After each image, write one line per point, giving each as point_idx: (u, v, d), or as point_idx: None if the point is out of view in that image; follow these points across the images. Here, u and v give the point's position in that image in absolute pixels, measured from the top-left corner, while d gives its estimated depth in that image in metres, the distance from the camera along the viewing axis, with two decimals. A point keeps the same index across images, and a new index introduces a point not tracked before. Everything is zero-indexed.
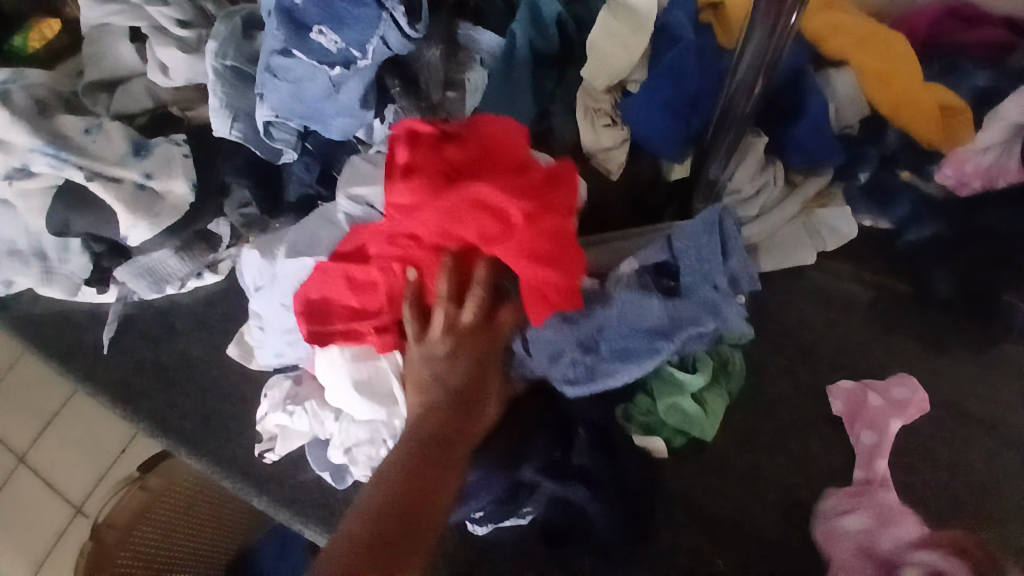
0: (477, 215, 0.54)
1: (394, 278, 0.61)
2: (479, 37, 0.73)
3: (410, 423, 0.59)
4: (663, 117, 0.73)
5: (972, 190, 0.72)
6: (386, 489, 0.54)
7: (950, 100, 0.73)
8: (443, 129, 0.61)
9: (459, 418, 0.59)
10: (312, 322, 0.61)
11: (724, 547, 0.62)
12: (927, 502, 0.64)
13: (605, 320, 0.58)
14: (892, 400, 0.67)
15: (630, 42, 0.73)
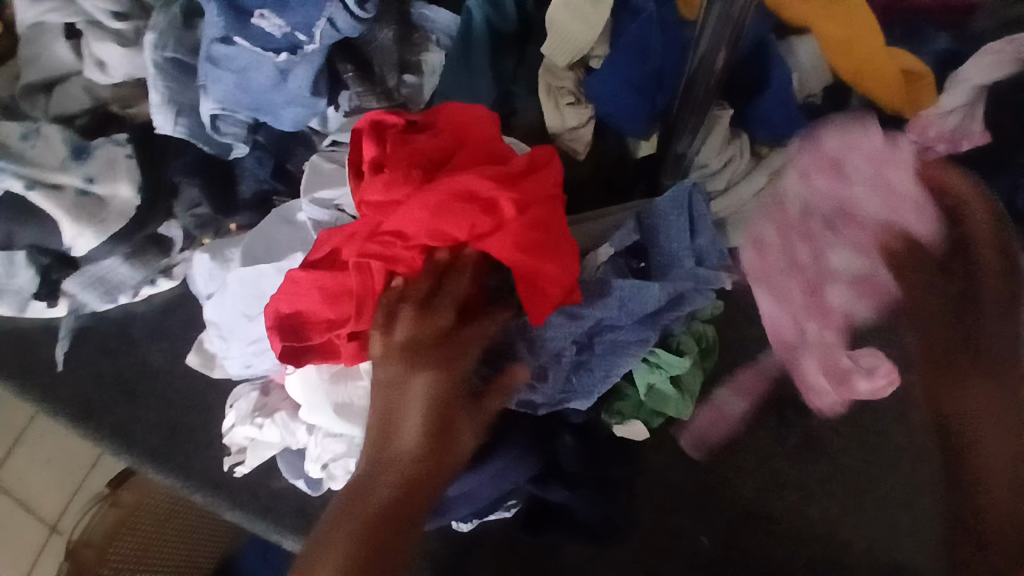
0: (464, 209, 0.48)
1: (372, 279, 0.51)
2: (433, 17, 0.69)
3: (376, 459, 0.50)
4: (627, 95, 0.71)
5: (937, 154, 0.70)
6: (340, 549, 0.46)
7: (912, 64, 0.72)
8: (410, 121, 0.56)
9: (434, 449, 0.50)
10: (288, 339, 0.53)
11: (708, 524, 0.61)
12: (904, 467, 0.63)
13: (603, 317, 0.57)
14: (861, 366, 0.64)
15: (591, 16, 0.69)
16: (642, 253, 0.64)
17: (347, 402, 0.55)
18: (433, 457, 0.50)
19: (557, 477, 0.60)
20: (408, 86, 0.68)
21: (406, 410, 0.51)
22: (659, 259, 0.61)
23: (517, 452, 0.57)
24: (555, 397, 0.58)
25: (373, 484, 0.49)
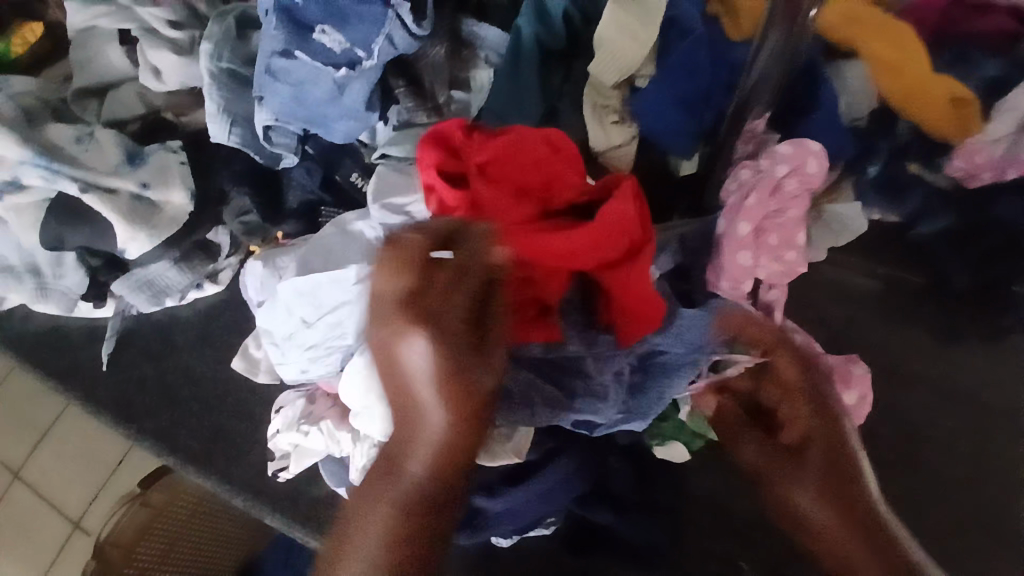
0: (575, 235, 0.53)
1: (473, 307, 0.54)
2: (483, 34, 0.70)
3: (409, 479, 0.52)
4: (675, 115, 0.71)
5: (983, 182, 0.70)
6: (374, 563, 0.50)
7: (961, 90, 0.70)
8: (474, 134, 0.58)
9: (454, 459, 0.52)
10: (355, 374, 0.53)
11: (750, 547, 0.64)
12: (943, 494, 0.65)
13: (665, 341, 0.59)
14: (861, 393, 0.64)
15: (640, 37, 0.70)
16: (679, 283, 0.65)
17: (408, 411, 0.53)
18: (453, 459, 0.52)
19: (603, 500, 0.64)
20: (456, 102, 0.70)
21: (429, 416, 0.52)
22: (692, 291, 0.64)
23: (570, 468, 0.62)
24: (615, 420, 0.60)
25: (404, 471, 0.52)
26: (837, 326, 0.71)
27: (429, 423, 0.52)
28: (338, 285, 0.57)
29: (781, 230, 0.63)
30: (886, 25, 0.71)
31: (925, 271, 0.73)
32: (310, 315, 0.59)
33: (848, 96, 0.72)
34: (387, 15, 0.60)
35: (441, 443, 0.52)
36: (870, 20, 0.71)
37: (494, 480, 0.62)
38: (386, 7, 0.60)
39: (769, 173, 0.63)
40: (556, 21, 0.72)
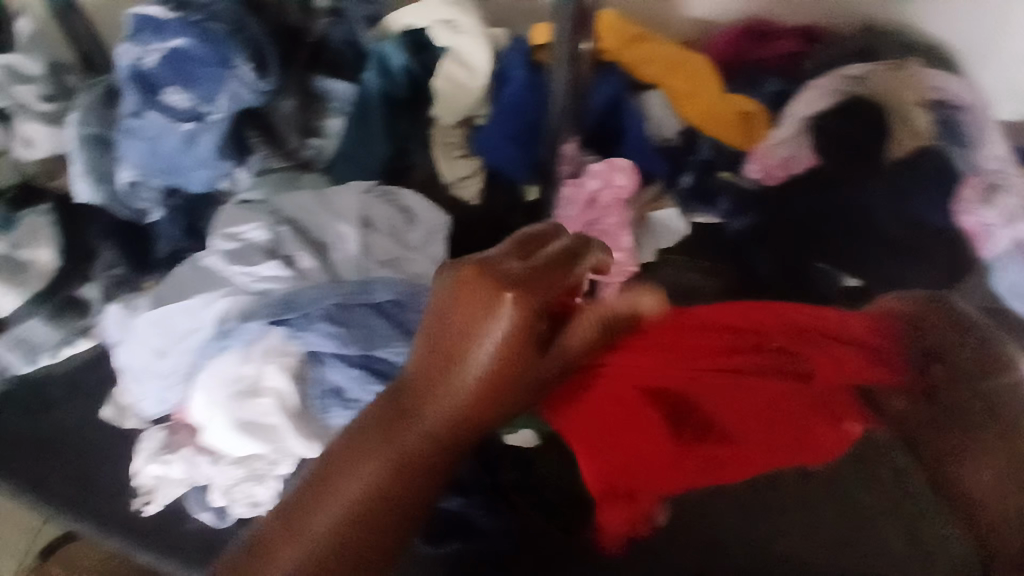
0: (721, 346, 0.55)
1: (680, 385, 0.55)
2: (333, 87, 0.80)
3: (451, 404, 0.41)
4: (508, 147, 0.81)
5: (777, 179, 0.83)
6: (409, 454, 0.41)
7: (747, 106, 0.86)
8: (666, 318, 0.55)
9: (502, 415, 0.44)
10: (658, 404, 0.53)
11: None
12: None
13: None
14: None
15: (470, 85, 0.82)
16: None
17: (254, 420, 0.55)
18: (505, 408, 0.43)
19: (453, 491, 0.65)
20: (312, 148, 0.79)
21: (502, 315, 0.39)
22: None
23: None
24: None
25: (450, 393, 0.41)
26: None
27: (479, 349, 0.40)
28: (189, 313, 0.61)
29: (605, 235, 0.77)
30: (676, 62, 0.88)
31: (743, 263, 0.82)
32: (164, 345, 0.63)
33: (656, 122, 0.88)
34: (229, 74, 0.68)
35: (477, 390, 0.41)
36: (663, 59, 0.88)
37: None
38: (228, 67, 0.68)
39: (583, 189, 0.79)
40: (397, 73, 0.82)
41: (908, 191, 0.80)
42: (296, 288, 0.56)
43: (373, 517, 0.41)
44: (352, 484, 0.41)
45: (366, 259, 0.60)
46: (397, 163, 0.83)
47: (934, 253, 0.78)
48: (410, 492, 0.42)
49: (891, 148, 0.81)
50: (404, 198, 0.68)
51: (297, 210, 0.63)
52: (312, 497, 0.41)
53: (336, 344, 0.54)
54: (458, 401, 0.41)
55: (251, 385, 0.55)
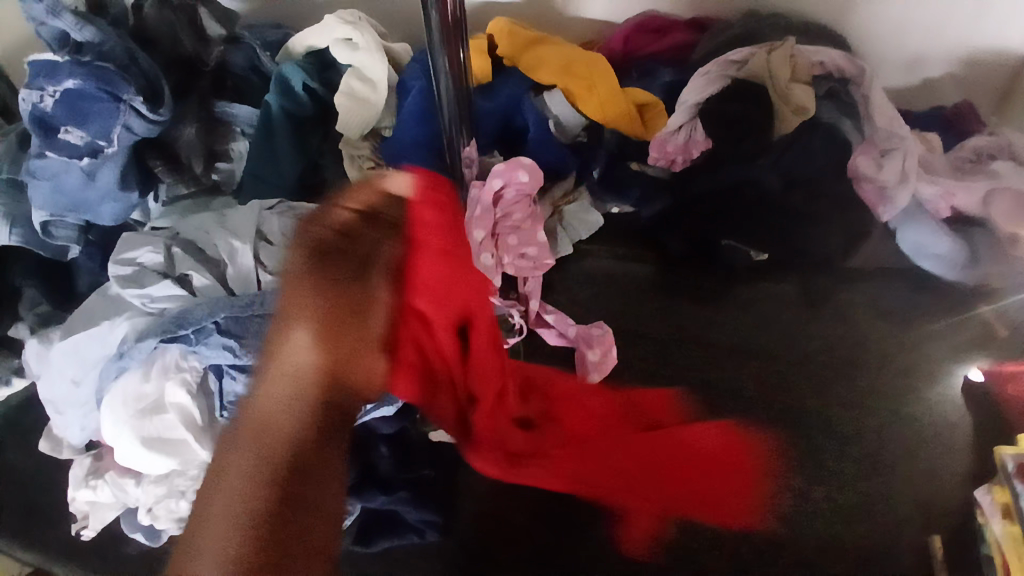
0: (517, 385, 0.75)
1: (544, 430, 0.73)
2: (235, 112, 0.84)
3: (302, 364, 0.56)
4: (417, 154, 0.83)
5: (681, 164, 0.88)
6: (269, 433, 0.54)
7: (642, 97, 0.90)
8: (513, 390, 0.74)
9: (338, 367, 0.57)
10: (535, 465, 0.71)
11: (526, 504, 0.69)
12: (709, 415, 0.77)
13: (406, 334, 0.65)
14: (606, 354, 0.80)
15: (371, 99, 0.85)
16: None
17: (155, 436, 0.59)
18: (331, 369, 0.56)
19: (376, 484, 0.69)
20: (221, 172, 0.84)
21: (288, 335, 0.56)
22: None
23: None
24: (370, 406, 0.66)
25: (294, 364, 0.56)
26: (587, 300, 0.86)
27: (296, 340, 0.56)
28: (97, 340, 0.63)
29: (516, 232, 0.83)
30: (570, 61, 0.90)
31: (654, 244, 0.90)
32: (78, 374, 0.64)
33: (557, 120, 0.91)
34: (120, 108, 0.71)
35: (308, 360, 0.56)
36: (556, 60, 0.90)
37: None
38: (118, 102, 0.71)
39: (487, 189, 0.81)
40: (300, 94, 0.84)
41: (796, 160, 0.86)
42: (187, 306, 0.59)
43: (273, 471, 0.52)
44: (235, 470, 0.53)
45: (259, 272, 0.63)
46: (310, 178, 0.86)
47: (828, 218, 0.86)
48: (292, 447, 0.54)
49: (778, 126, 0.86)
50: (310, 212, 0.70)
51: (196, 232, 0.66)
52: (220, 466, 0.54)
53: (231, 355, 0.58)
54: (301, 368, 0.55)
55: (155, 403, 0.59)
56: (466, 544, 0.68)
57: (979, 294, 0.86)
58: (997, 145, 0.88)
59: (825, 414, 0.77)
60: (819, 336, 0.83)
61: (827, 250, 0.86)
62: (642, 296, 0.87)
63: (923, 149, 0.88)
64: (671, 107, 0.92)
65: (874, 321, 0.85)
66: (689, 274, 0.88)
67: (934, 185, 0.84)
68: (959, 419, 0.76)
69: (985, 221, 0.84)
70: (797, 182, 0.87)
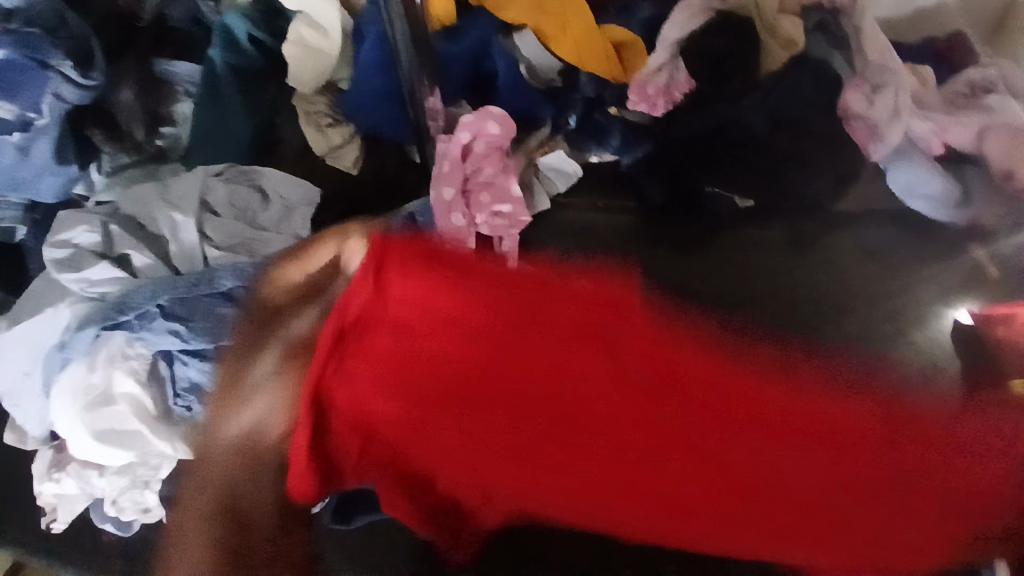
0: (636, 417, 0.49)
1: None
2: (177, 70, 0.77)
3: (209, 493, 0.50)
4: (381, 108, 0.79)
5: (660, 109, 0.84)
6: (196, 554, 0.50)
7: (619, 36, 0.85)
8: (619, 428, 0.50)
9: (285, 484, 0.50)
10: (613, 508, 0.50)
11: None
12: None
13: None
14: None
15: (325, 48, 0.78)
16: None
17: (109, 428, 0.55)
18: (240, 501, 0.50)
19: None
20: (165, 137, 0.76)
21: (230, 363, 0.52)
22: None
23: None
24: None
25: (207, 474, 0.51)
26: None
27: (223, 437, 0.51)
28: (42, 330, 0.58)
29: (490, 189, 0.77)
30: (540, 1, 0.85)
31: (634, 191, 0.83)
32: (29, 364, 0.59)
33: (529, 64, 0.86)
34: (48, 76, 0.65)
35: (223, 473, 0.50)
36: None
37: None
38: (46, 68, 0.65)
39: (455, 143, 0.76)
40: (247, 47, 0.77)
41: (784, 100, 0.81)
42: (129, 289, 0.56)
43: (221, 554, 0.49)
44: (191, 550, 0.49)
45: (205, 246, 0.58)
46: (264, 136, 0.78)
47: (817, 161, 0.81)
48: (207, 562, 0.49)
49: (763, 63, 0.83)
50: (262, 175, 0.65)
51: (137, 207, 0.60)
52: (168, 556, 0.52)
53: (179, 340, 0.54)
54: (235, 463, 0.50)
55: (105, 394, 0.55)
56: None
57: (976, 233, 0.79)
58: (992, 77, 0.83)
59: None
60: (806, 284, 0.78)
61: (817, 194, 0.81)
62: (626, 243, 0.80)
63: (915, 84, 0.83)
64: (650, 45, 0.86)
65: (865, 266, 0.80)
66: (669, 227, 0.81)
67: (926, 122, 0.81)
68: None
69: (978, 158, 0.81)
70: (785, 122, 0.82)
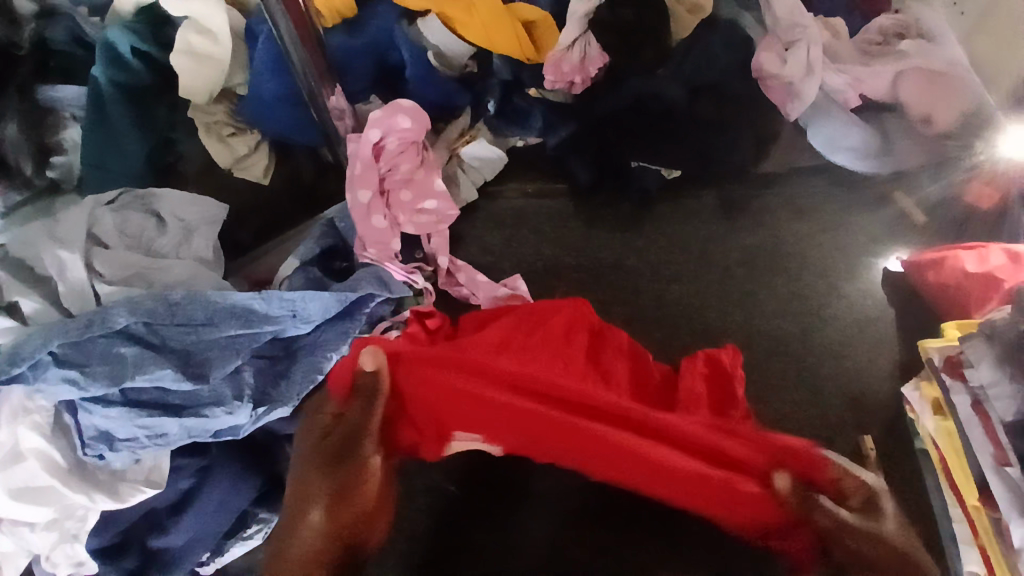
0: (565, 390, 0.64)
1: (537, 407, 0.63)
2: (60, 94, 0.72)
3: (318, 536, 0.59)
4: (285, 113, 0.75)
5: (578, 86, 0.81)
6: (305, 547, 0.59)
7: (528, 14, 0.80)
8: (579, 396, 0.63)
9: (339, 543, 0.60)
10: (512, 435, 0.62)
11: None
12: (650, 334, 0.77)
13: (281, 328, 0.58)
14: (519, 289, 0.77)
15: (217, 54, 0.72)
16: (341, 252, 0.73)
17: (21, 486, 0.52)
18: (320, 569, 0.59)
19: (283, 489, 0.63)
20: (57, 167, 0.71)
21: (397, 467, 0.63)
22: (341, 285, 0.66)
23: (230, 478, 0.60)
24: (257, 415, 0.57)
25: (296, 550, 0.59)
26: (499, 247, 0.82)
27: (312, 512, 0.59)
28: None
29: (411, 185, 0.76)
30: None
31: (564, 174, 0.84)
32: None
33: (437, 50, 0.81)
34: None
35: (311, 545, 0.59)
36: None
37: (163, 515, 0.60)
38: None
39: (365, 142, 0.72)
40: (132, 62, 0.72)
41: (700, 65, 0.79)
42: (18, 339, 0.51)
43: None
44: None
45: (95, 283, 0.55)
46: (160, 157, 0.75)
47: (740, 123, 0.81)
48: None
49: (676, 29, 0.82)
50: (158, 198, 0.62)
51: (23, 248, 0.56)
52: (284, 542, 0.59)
53: (76, 388, 0.50)
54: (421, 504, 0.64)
55: (11, 452, 0.52)
56: (412, 532, 0.63)
57: (895, 180, 0.83)
58: (905, 22, 0.83)
59: (748, 328, 0.77)
60: (739, 245, 0.81)
61: (741, 160, 0.81)
62: (558, 227, 0.83)
63: (827, 36, 0.82)
64: (562, 20, 0.83)
65: (792, 221, 0.82)
66: (603, 204, 0.83)
67: (841, 75, 0.80)
68: (880, 314, 0.77)
69: (896, 106, 0.80)
70: (704, 88, 0.80)
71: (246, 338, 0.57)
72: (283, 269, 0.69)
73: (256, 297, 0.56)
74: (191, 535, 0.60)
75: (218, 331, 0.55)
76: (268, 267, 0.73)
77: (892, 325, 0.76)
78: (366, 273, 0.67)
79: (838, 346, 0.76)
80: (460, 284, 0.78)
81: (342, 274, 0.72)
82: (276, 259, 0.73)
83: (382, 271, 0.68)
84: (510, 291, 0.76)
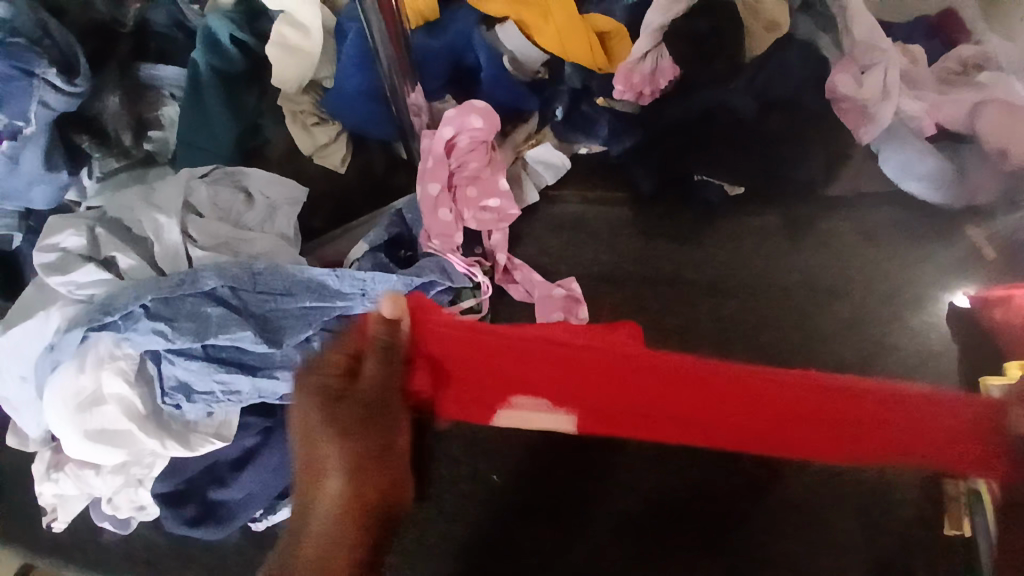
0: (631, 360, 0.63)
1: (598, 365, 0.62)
2: (159, 74, 0.78)
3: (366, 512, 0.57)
4: (366, 107, 0.79)
5: (647, 98, 0.83)
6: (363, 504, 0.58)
7: (602, 25, 0.84)
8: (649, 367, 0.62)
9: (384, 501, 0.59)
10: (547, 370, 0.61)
11: (496, 462, 0.70)
12: (700, 347, 0.77)
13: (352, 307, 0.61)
14: (573, 292, 0.79)
15: (303, 46, 0.77)
16: (408, 241, 0.76)
17: (101, 428, 0.56)
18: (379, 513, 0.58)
19: None
20: (153, 141, 0.78)
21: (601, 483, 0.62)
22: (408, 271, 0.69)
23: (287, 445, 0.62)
24: None
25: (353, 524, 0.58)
26: (556, 250, 0.83)
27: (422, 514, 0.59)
28: (34, 333, 0.58)
29: (478, 182, 0.78)
30: None
31: (626, 181, 0.85)
32: (26, 370, 0.59)
33: (512, 55, 0.85)
34: (34, 84, 0.65)
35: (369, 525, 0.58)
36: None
37: (224, 471, 0.63)
38: (30, 77, 0.65)
39: (438, 139, 0.76)
40: (230, 49, 0.77)
41: (772, 80, 0.80)
42: (113, 291, 0.56)
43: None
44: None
45: (189, 248, 0.59)
46: (250, 139, 0.81)
47: (810, 141, 0.80)
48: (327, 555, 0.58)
49: (749, 47, 0.83)
50: (246, 176, 0.66)
51: (121, 210, 0.61)
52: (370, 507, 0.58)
53: (164, 340, 0.55)
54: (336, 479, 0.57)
55: (94, 395, 0.56)
56: (452, 515, 0.69)
57: (966, 214, 0.81)
58: (980, 57, 0.81)
59: (803, 351, 0.77)
60: (798, 266, 0.81)
61: (809, 178, 0.81)
62: (616, 235, 0.84)
63: (906, 62, 0.81)
64: (635, 34, 0.85)
65: (853, 246, 0.81)
66: (663, 214, 0.84)
67: (918, 101, 0.79)
68: (941, 348, 0.75)
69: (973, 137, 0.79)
70: (773, 106, 0.81)
71: (319, 310, 0.60)
72: (353, 251, 0.72)
73: (331, 274, 0.60)
74: (246, 494, 0.63)
75: (294, 301, 0.59)
76: (337, 250, 0.77)
77: (956, 359, 0.74)
78: (432, 261, 0.70)
79: (895, 376, 0.74)
80: (515, 282, 0.80)
81: (407, 262, 0.75)
82: (345, 243, 0.77)
83: (446, 262, 0.71)
84: (565, 290, 0.79)
